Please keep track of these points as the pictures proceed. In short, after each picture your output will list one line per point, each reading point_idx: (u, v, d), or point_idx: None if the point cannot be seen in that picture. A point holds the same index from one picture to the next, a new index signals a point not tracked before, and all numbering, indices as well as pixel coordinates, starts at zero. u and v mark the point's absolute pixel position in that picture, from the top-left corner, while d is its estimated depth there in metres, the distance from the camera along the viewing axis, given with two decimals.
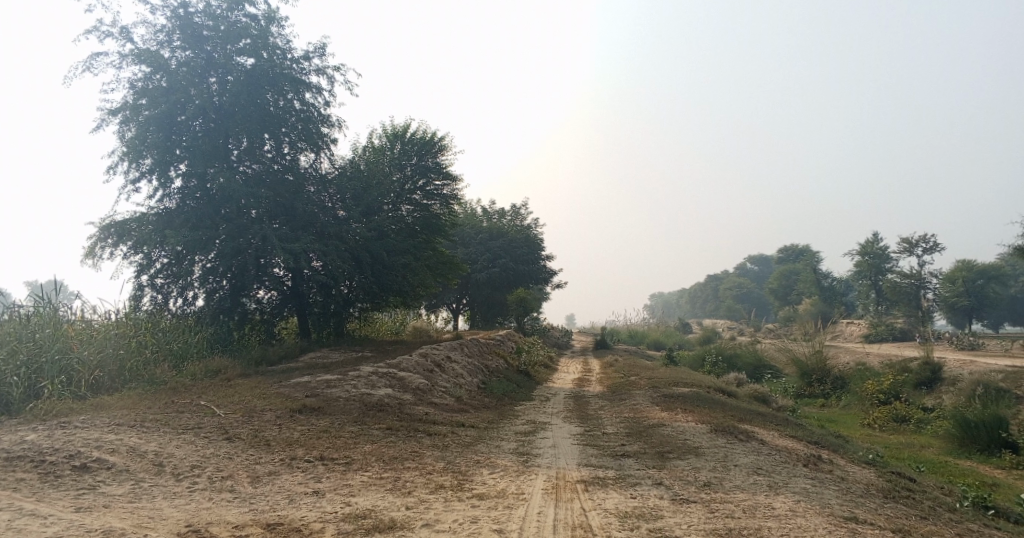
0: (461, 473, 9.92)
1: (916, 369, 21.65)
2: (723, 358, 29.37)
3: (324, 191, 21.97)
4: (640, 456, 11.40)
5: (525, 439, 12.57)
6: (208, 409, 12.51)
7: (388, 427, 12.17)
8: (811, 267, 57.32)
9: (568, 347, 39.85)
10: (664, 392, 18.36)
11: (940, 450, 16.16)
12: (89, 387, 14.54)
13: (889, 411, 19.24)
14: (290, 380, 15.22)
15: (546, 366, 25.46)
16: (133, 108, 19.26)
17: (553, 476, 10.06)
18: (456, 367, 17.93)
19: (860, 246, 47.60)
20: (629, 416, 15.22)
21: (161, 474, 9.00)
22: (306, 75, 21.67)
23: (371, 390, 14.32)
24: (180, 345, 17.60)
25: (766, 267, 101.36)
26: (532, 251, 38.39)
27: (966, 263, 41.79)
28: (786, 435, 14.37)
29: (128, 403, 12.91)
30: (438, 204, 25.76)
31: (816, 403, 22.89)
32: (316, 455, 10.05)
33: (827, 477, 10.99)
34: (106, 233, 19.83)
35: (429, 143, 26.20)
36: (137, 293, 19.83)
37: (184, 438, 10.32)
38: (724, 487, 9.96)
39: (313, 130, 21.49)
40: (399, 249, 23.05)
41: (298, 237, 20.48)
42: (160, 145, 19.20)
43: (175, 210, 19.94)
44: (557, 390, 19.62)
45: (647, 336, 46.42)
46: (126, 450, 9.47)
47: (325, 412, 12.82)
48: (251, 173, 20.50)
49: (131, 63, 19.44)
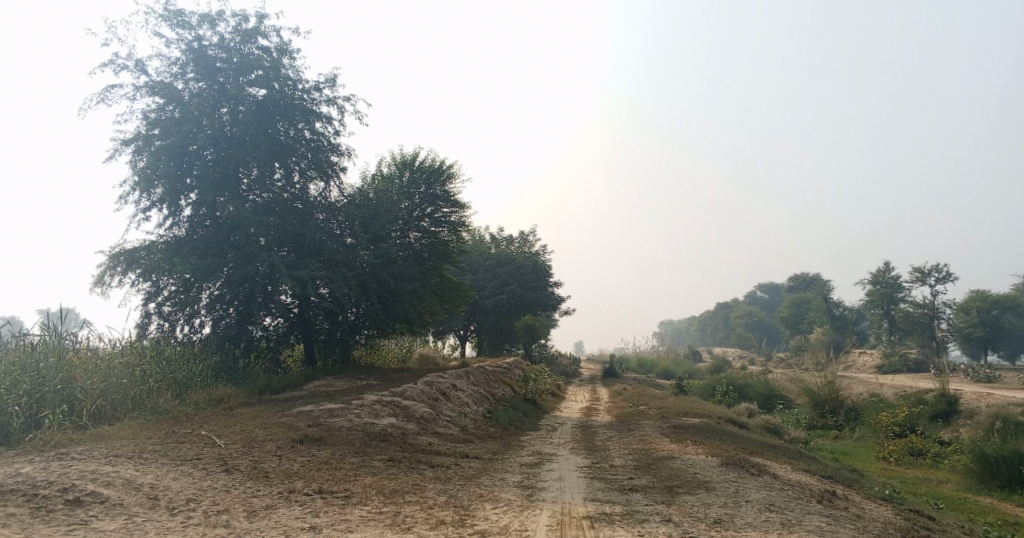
0: (463, 508, 9.66)
1: (932, 401, 21.26)
2: (734, 388, 28.99)
3: (332, 219, 21.89)
4: (648, 490, 11.11)
5: (530, 471, 12.30)
6: (209, 439, 12.31)
7: (390, 458, 11.93)
8: (822, 296, 56.87)
9: (576, 375, 39.49)
10: (673, 423, 18.04)
11: (959, 485, 15.76)
12: (92, 417, 14.38)
13: (904, 444, 18.84)
14: (293, 409, 15.01)
15: (554, 395, 25.18)
16: (145, 139, 19.31)
17: (558, 511, 9.79)
18: (462, 396, 17.68)
19: (872, 275, 47.22)
20: (638, 448, 14.92)
21: (155, 509, 8.79)
22: (317, 105, 21.69)
23: (375, 420, 14.09)
24: (184, 374, 17.47)
25: (776, 295, 100.79)
26: (541, 279, 38.19)
27: (980, 293, 41.43)
28: (799, 468, 14.03)
29: (129, 433, 12.72)
30: (446, 231, 25.67)
31: (829, 435, 22.49)
32: (315, 487, 9.82)
33: (842, 514, 10.66)
34: (115, 261, 19.79)
35: (437, 171, 26.18)
36: (144, 320, 19.73)
37: (182, 470, 10.11)
38: (735, 525, 9.66)
39: (323, 160, 21.45)
40: (407, 277, 22.91)
41: (304, 265, 20.38)
42: (171, 175, 19.21)
43: (184, 238, 19.90)
44: (565, 420, 19.33)
45: (656, 364, 46.01)
46: (121, 482, 9.27)
47: (327, 443, 12.60)
48: (261, 202, 20.47)
49: (144, 94, 19.52)
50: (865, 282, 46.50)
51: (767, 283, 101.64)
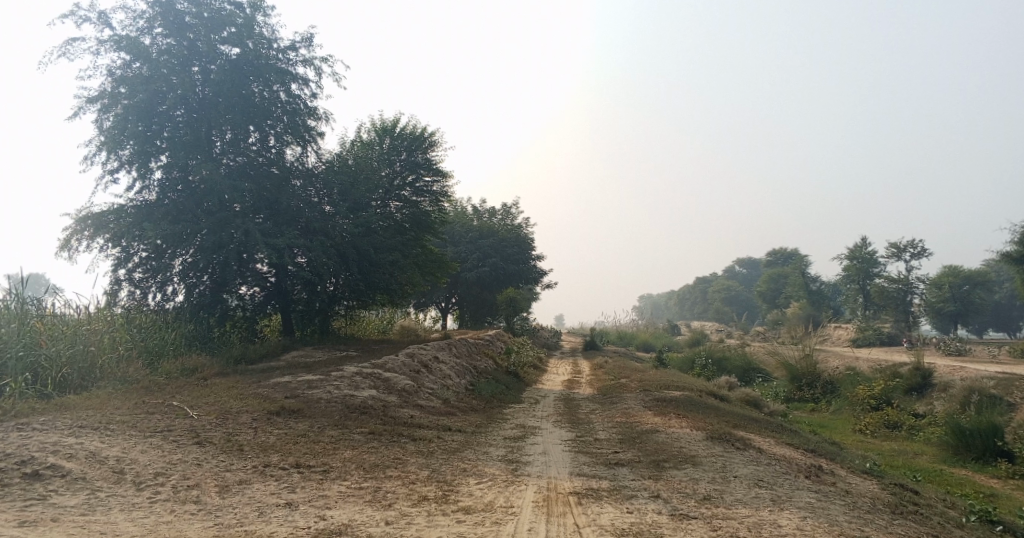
0: (447, 483, 9.33)
1: (906, 375, 21.23)
2: (712, 361, 28.87)
3: (310, 186, 21.28)
4: (634, 465, 10.85)
5: (514, 445, 11.98)
6: (180, 410, 11.86)
7: (371, 431, 11.56)
8: (800, 272, 57.10)
9: (557, 347, 39.32)
10: (655, 395, 17.80)
11: (933, 457, 15.68)
12: (56, 386, 13.88)
13: (879, 416, 18.78)
14: (269, 379, 14.57)
15: (535, 367, 24.91)
16: (112, 96, 18.54)
17: (543, 486, 9.48)
18: (443, 368, 17.32)
19: (849, 250, 47.29)
20: (621, 421, 14.66)
21: (120, 483, 8.36)
22: (293, 66, 21.01)
23: (354, 392, 13.70)
24: (155, 342, 16.99)
25: (755, 271, 101.34)
26: (523, 251, 37.80)
27: (951, 269, 41.84)
28: (783, 442, 13.84)
29: (95, 403, 12.24)
30: (428, 201, 25.14)
31: (806, 407, 22.42)
32: (292, 462, 9.42)
33: (831, 490, 10.46)
34: (83, 225, 19.12)
35: (419, 138, 25.49)
36: (113, 287, 19.12)
37: (150, 442, 9.67)
38: (725, 501, 9.41)
39: (299, 123, 20.79)
40: (387, 246, 22.43)
41: (281, 233, 19.85)
42: (140, 136, 18.49)
43: (155, 202, 19.23)
44: (547, 393, 19.05)
45: (637, 337, 45.94)
46: (84, 455, 8.82)
47: (305, 415, 12.20)
48: (236, 166, 19.81)
49: (109, 49, 18.73)
50: (841, 257, 46.59)
51: (745, 258, 102.04)
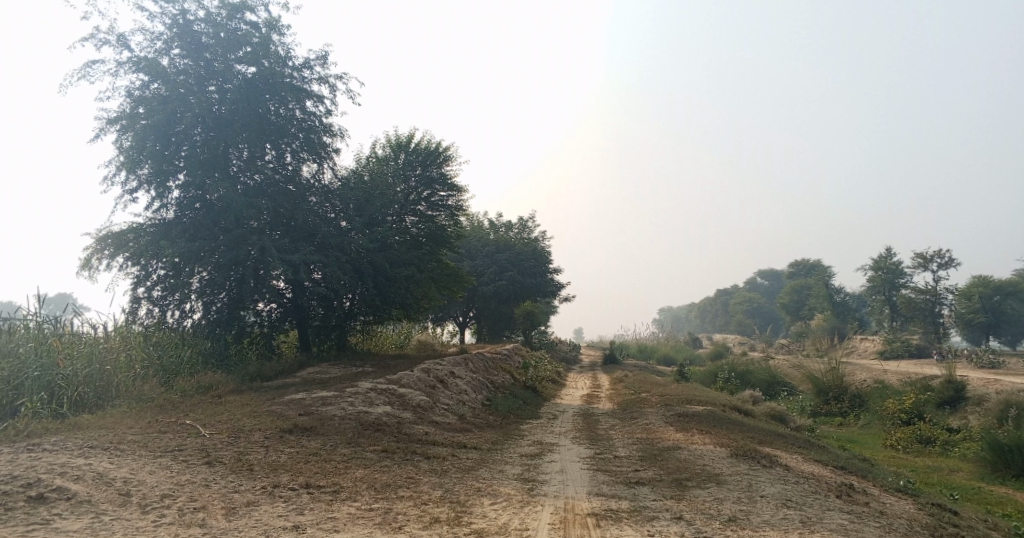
0: (460, 504, 9.05)
1: (937, 388, 20.66)
2: (736, 375, 28.40)
3: (327, 202, 21.18)
4: (655, 484, 10.50)
5: (530, 463, 11.68)
6: (193, 429, 11.68)
7: (384, 449, 11.30)
8: (823, 282, 56.29)
9: (576, 361, 38.94)
10: (676, 410, 17.42)
11: (970, 474, 15.17)
12: (72, 405, 13.76)
13: (912, 431, 18.25)
14: (284, 397, 14.37)
15: (554, 382, 24.58)
16: (130, 117, 18.51)
17: (560, 507, 9.18)
18: (460, 383, 17.06)
19: (874, 260, 46.57)
20: (642, 438, 14.29)
21: (125, 506, 8.16)
22: (308, 83, 20.99)
23: (369, 409, 13.49)
24: (171, 360, 16.89)
25: (777, 282, 100.35)
26: (541, 265, 37.54)
27: (982, 278, 40.78)
28: (810, 459, 13.42)
29: (109, 423, 12.08)
30: (444, 215, 24.97)
31: (833, 421, 21.91)
32: (301, 482, 9.19)
33: (864, 511, 10.06)
34: (103, 244, 19.13)
35: (434, 153, 25.38)
36: (133, 305, 19.08)
37: (159, 463, 9.48)
38: (751, 523, 9.05)
39: (315, 140, 20.74)
40: (403, 261, 22.28)
41: (297, 249, 19.74)
42: (157, 155, 18.45)
43: (174, 221, 19.22)
44: (566, 408, 18.74)
45: (656, 351, 45.42)
46: (91, 477, 8.64)
47: (318, 433, 11.98)
48: (253, 183, 19.80)
49: (128, 71, 18.77)
50: (866, 268, 45.91)
51: (767, 268, 101.01)
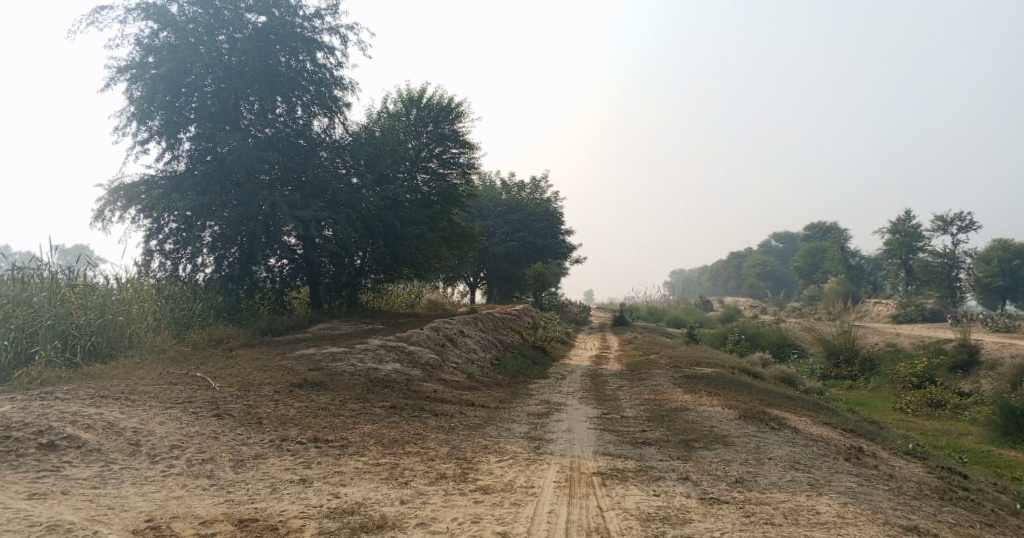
0: (467, 461, 9.08)
1: (951, 352, 20.51)
2: (746, 337, 28.35)
3: (337, 158, 21.05)
4: (662, 444, 10.51)
5: (538, 422, 11.70)
6: (203, 381, 11.75)
7: (392, 405, 11.35)
8: (838, 246, 55.87)
9: (586, 323, 38.96)
10: (685, 372, 17.40)
11: (980, 438, 15.12)
12: (85, 355, 13.88)
13: (923, 395, 18.18)
14: (293, 352, 14.43)
15: (564, 342, 24.62)
16: (140, 66, 18.38)
17: (566, 466, 9.20)
18: (469, 342, 17.09)
19: (891, 224, 46.07)
20: (650, 399, 14.28)
21: (135, 456, 8.23)
22: (319, 34, 20.71)
23: (378, 365, 13.53)
24: (183, 314, 16.98)
25: (791, 245, 99.76)
26: (553, 226, 37.37)
27: (1002, 242, 40.30)
28: (819, 422, 13.39)
29: (121, 373, 12.18)
30: (456, 173, 24.82)
31: (843, 385, 21.84)
32: (309, 436, 9.24)
33: (873, 474, 10.03)
34: (115, 196, 19.14)
35: (446, 110, 24.98)
36: (145, 258, 19.14)
37: (169, 414, 9.54)
38: (758, 485, 9.05)
39: (326, 94, 20.52)
40: (414, 219, 22.20)
41: (308, 205, 19.68)
42: (168, 106, 18.36)
43: (184, 174, 19.16)
44: (575, 368, 18.77)
45: (667, 313, 45.36)
46: (101, 426, 8.72)
47: (327, 388, 12.03)
48: (264, 137, 19.70)
49: (137, 18, 18.57)
50: (883, 231, 45.45)
51: (781, 232, 100.40)
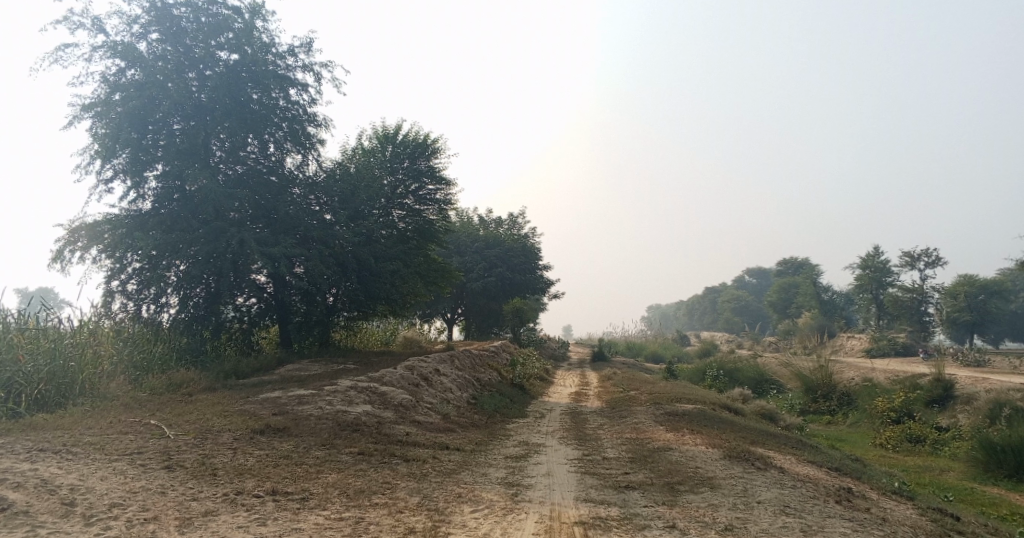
0: (438, 512, 8.43)
1: (927, 386, 20.15)
2: (724, 372, 27.91)
3: (311, 195, 20.50)
4: (646, 488, 9.91)
5: (515, 466, 11.06)
6: (158, 430, 11.00)
7: (360, 451, 10.67)
8: (811, 280, 56.01)
9: (564, 359, 38.39)
10: (666, 409, 16.85)
11: (962, 475, 14.67)
12: (33, 403, 13.10)
13: (902, 430, 17.76)
14: (258, 395, 13.68)
15: (542, 379, 24.00)
16: (106, 103, 17.72)
17: (545, 515, 8.58)
18: (444, 381, 16.45)
19: (862, 259, 46.16)
20: (631, 438, 13.69)
21: (68, 517, 7.50)
22: (292, 71, 20.27)
23: (348, 408, 12.86)
24: (142, 357, 16.21)
25: (765, 279, 100.30)
26: (530, 261, 36.91)
27: (968, 277, 40.37)
28: (805, 460, 12.88)
29: (67, 423, 11.39)
30: (432, 210, 24.31)
31: (822, 420, 21.40)
32: (267, 488, 8.55)
33: (866, 517, 9.51)
34: (76, 236, 18.36)
35: (422, 145, 24.62)
36: (106, 299, 18.35)
37: (114, 467, 8.79)
38: (749, 533, 8.48)
39: (298, 130, 20.02)
40: (388, 256, 21.61)
41: (277, 242, 19.03)
42: (134, 144, 17.70)
43: (150, 212, 18.45)
44: (553, 406, 18.18)
45: (645, 348, 44.94)
46: (34, 484, 7.98)
47: (292, 434, 11.33)
48: (234, 175, 19.07)
49: (103, 56, 17.98)
50: (854, 266, 45.50)
51: (756, 266, 100.98)
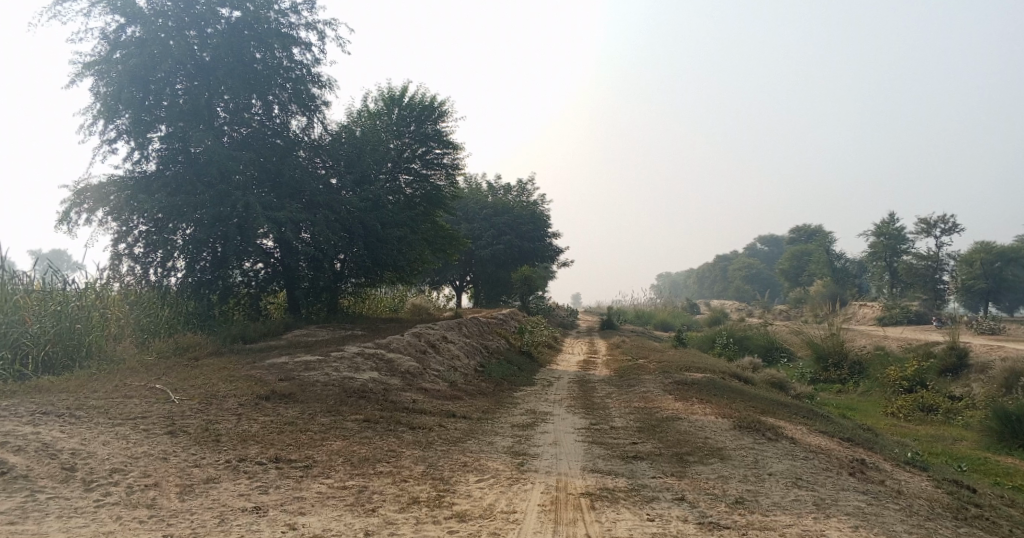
0: (443, 481, 8.31)
1: (940, 355, 19.89)
2: (733, 340, 27.68)
3: (316, 157, 20.30)
4: (655, 459, 9.77)
5: (522, 435, 10.93)
6: (162, 394, 10.91)
7: (366, 419, 10.55)
8: (823, 249, 55.56)
9: (573, 326, 38.26)
10: (675, 378, 16.66)
11: (976, 444, 14.47)
12: (39, 366, 13.05)
13: (914, 399, 17.54)
14: (264, 360, 13.58)
15: (551, 347, 23.85)
16: (107, 62, 17.45)
17: (552, 486, 8.45)
18: (452, 348, 16.30)
19: (875, 226, 45.67)
20: (640, 407, 13.54)
21: (67, 483, 7.42)
22: (295, 30, 19.90)
23: (354, 374, 12.74)
24: (149, 321, 16.10)
25: (777, 248, 99.73)
26: (539, 228, 36.65)
27: (984, 245, 39.86)
28: (816, 430, 12.70)
29: (72, 386, 11.33)
30: (440, 174, 24.03)
31: (833, 389, 21.20)
32: (270, 455, 8.44)
33: (880, 490, 9.34)
34: (82, 198, 18.21)
35: (430, 108, 24.24)
36: (113, 262, 18.24)
37: (116, 432, 8.71)
38: (760, 506, 8.33)
39: (303, 92, 19.71)
40: (395, 221, 21.36)
41: (284, 206, 18.81)
42: (136, 104, 17.51)
43: (155, 174, 18.27)
44: (561, 374, 18.04)
45: (654, 316, 44.76)
46: (34, 448, 7.90)
47: (297, 400, 11.22)
48: (239, 137, 18.86)
49: (103, 12, 17.67)
50: (868, 233, 45.01)
51: (768, 235, 100.35)
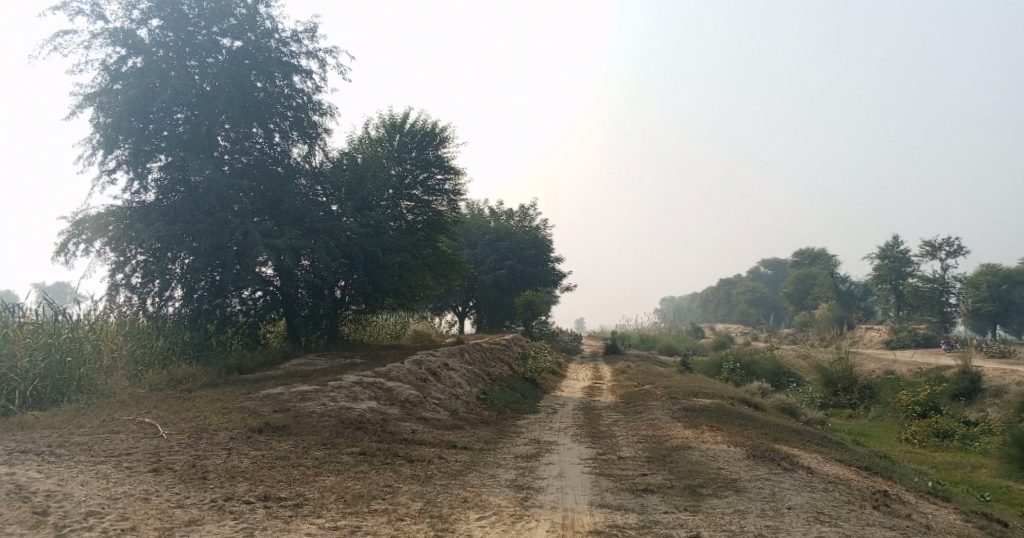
0: (442, 520, 7.83)
1: (953, 379, 19.33)
2: (740, 365, 27.13)
3: (317, 185, 19.96)
4: (666, 492, 9.26)
5: (526, 466, 10.44)
6: (152, 429, 10.44)
7: (362, 451, 10.08)
8: (829, 272, 55.09)
9: (578, 351, 37.71)
10: (683, 404, 16.12)
11: (995, 472, 13.92)
12: (26, 401, 12.60)
13: (929, 424, 16.99)
14: (261, 392, 13.10)
15: (555, 373, 23.34)
16: (106, 92, 17.20)
17: (558, 523, 7.96)
18: (454, 376, 15.82)
19: (880, 249, 45.25)
20: (648, 435, 13.02)
21: (38, 528, 6.98)
22: (296, 59, 19.66)
23: (352, 404, 12.27)
24: (143, 351, 15.67)
25: (781, 271, 99.25)
26: (541, 253, 36.25)
27: (990, 267, 39.35)
28: (832, 459, 12.16)
29: (58, 421, 10.86)
30: (442, 200, 23.66)
31: (843, 414, 20.64)
32: (260, 493, 7.98)
33: (907, 525, 8.81)
34: (79, 228, 17.86)
35: (431, 134, 23.97)
36: (110, 293, 17.86)
37: (98, 471, 8.25)
38: None
39: (304, 119, 19.42)
40: (396, 247, 20.96)
41: (283, 233, 18.43)
42: (136, 133, 17.24)
43: (154, 204, 17.95)
44: (566, 401, 17.52)
45: (660, 340, 44.22)
46: (8, 491, 7.46)
47: (292, 433, 10.76)
48: (238, 165, 18.57)
49: (103, 43, 17.45)
50: (872, 256, 44.57)
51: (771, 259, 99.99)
